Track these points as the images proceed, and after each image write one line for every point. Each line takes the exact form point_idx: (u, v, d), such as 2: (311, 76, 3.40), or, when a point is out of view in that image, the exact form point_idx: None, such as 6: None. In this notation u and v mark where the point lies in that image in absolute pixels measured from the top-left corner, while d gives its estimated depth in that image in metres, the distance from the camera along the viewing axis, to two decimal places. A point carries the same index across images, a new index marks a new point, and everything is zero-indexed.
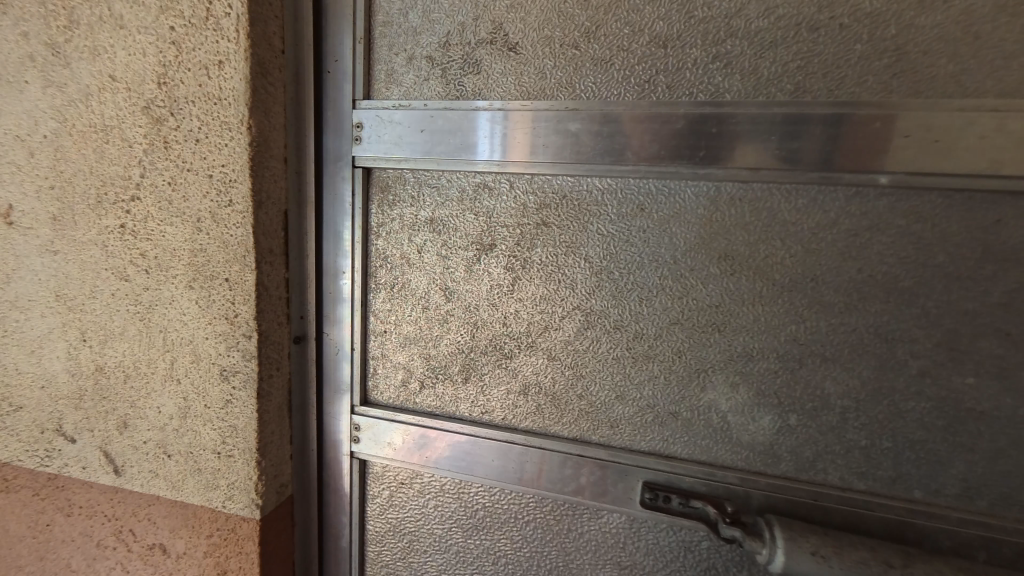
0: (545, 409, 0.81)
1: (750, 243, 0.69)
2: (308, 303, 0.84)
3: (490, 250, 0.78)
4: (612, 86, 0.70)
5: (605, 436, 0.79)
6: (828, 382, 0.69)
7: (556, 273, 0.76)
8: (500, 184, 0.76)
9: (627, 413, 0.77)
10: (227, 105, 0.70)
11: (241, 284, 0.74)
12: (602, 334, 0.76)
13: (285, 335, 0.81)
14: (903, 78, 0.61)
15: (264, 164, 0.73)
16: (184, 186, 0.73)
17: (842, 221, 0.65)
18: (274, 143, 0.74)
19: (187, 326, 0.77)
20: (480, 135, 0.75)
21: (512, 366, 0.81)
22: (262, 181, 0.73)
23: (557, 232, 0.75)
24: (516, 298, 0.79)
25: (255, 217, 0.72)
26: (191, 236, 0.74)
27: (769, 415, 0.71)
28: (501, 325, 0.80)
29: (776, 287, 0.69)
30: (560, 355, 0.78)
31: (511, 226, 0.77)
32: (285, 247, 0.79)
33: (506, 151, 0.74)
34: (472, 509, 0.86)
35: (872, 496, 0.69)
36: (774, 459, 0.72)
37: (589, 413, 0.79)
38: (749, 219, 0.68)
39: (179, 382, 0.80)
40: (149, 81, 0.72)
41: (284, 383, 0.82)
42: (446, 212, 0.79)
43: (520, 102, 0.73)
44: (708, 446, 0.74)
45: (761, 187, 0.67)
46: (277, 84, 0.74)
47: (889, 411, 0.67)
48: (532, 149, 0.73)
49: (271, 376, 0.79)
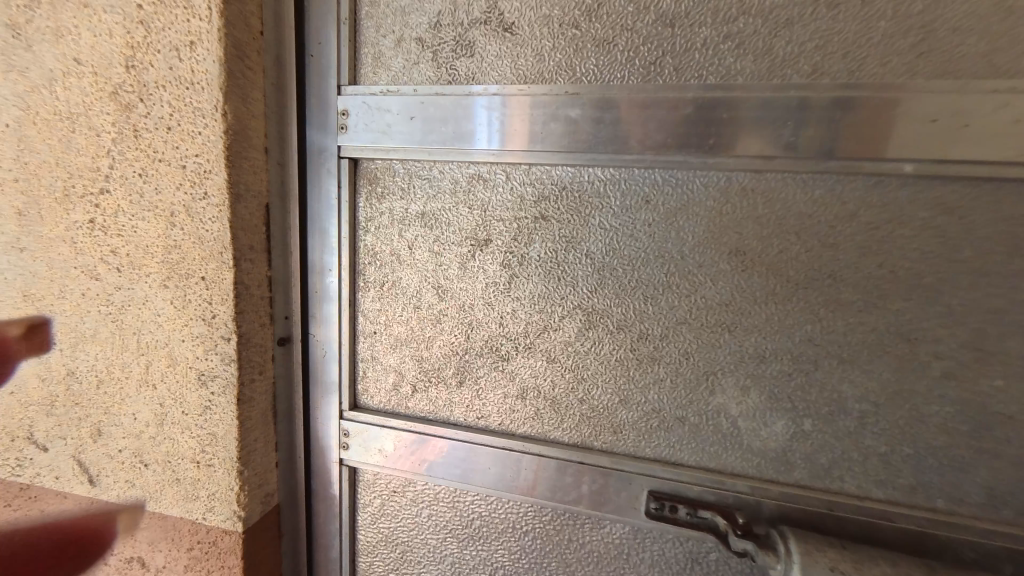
0: (544, 414, 0.77)
1: (763, 237, 0.64)
2: (293, 303, 0.79)
3: (485, 246, 0.74)
4: (616, 69, 0.65)
5: (608, 442, 0.74)
6: (845, 385, 0.65)
7: (556, 270, 0.72)
8: (495, 176, 0.72)
9: (632, 417, 0.73)
10: (200, 90, 0.64)
11: (218, 283, 0.69)
12: (604, 335, 0.72)
13: (268, 338, 0.76)
14: (929, 58, 0.57)
15: (243, 154, 0.68)
16: (156, 178, 0.68)
17: (862, 213, 0.61)
18: (253, 132, 0.69)
19: (163, 328, 0.73)
20: (481, 124, 0.70)
21: (509, 368, 0.77)
22: (241, 173, 0.68)
23: (557, 226, 0.71)
24: (513, 297, 0.74)
25: (233, 212, 0.67)
26: (164, 232, 0.69)
27: (782, 420, 0.67)
28: (497, 325, 0.76)
29: (790, 285, 0.64)
30: (559, 357, 0.74)
31: (508, 220, 0.73)
32: (268, 242, 0.74)
33: (511, 140, 0.69)
34: (468, 519, 0.82)
35: (890, 504, 0.65)
36: (787, 467, 0.68)
37: (591, 418, 0.75)
38: (763, 212, 0.64)
39: (155, 387, 0.75)
40: (117, 64, 0.66)
41: (268, 388, 0.78)
42: (438, 205, 0.75)
43: (518, 87, 0.68)
44: (716, 452, 0.70)
45: (775, 178, 0.63)
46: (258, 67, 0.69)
47: (910, 416, 0.63)
48: (540, 139, 0.68)
49: (253, 381, 0.74)
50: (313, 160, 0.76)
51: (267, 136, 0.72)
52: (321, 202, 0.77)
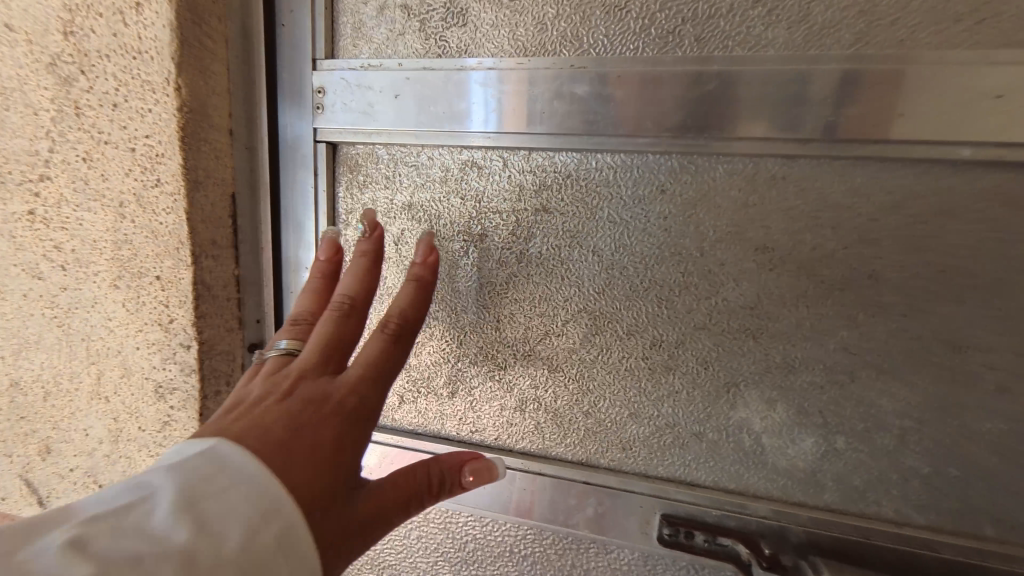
0: (545, 428, 0.69)
1: (794, 231, 0.57)
2: (267, 304, 0.71)
3: (480, 242, 0.67)
4: (628, 39, 0.57)
5: (616, 460, 0.67)
6: (884, 399, 0.57)
7: (559, 269, 0.65)
8: (491, 163, 0.64)
9: (643, 433, 0.65)
10: (148, 60, 0.56)
11: (175, 283, 0.61)
12: (613, 341, 0.64)
13: (237, 344, 0.68)
14: (992, 25, 0.49)
15: (201, 135, 0.59)
16: (102, 162, 0.59)
17: (908, 205, 0.54)
18: (215, 111, 0.61)
19: (114, 333, 0.64)
20: (475, 103, 0.62)
21: (506, 378, 0.70)
22: (199, 157, 0.59)
23: (560, 220, 0.63)
24: (511, 299, 0.67)
25: (190, 202, 0.59)
26: (114, 225, 0.61)
27: (812, 436, 0.60)
28: (494, 330, 0.69)
29: (823, 286, 0.57)
30: (562, 366, 0.67)
31: (505, 212, 0.65)
32: (235, 237, 0.65)
33: (507, 120, 0.61)
34: (461, 541, 0.75)
35: (932, 532, 0.58)
36: (817, 489, 0.61)
37: (598, 433, 0.67)
38: (795, 203, 0.56)
39: (108, 399, 0.67)
40: (54, 31, 0.57)
41: None
42: (427, 195, 0.67)
43: (518, 60, 0.60)
44: (737, 472, 0.63)
45: (809, 164, 0.55)
46: (218, 35, 0.60)
47: (958, 434, 0.56)
48: (541, 118, 0.60)
49: (220, 394, 0.66)
50: (287, 145, 0.68)
51: (232, 116, 0.63)
52: (297, 193, 0.69)
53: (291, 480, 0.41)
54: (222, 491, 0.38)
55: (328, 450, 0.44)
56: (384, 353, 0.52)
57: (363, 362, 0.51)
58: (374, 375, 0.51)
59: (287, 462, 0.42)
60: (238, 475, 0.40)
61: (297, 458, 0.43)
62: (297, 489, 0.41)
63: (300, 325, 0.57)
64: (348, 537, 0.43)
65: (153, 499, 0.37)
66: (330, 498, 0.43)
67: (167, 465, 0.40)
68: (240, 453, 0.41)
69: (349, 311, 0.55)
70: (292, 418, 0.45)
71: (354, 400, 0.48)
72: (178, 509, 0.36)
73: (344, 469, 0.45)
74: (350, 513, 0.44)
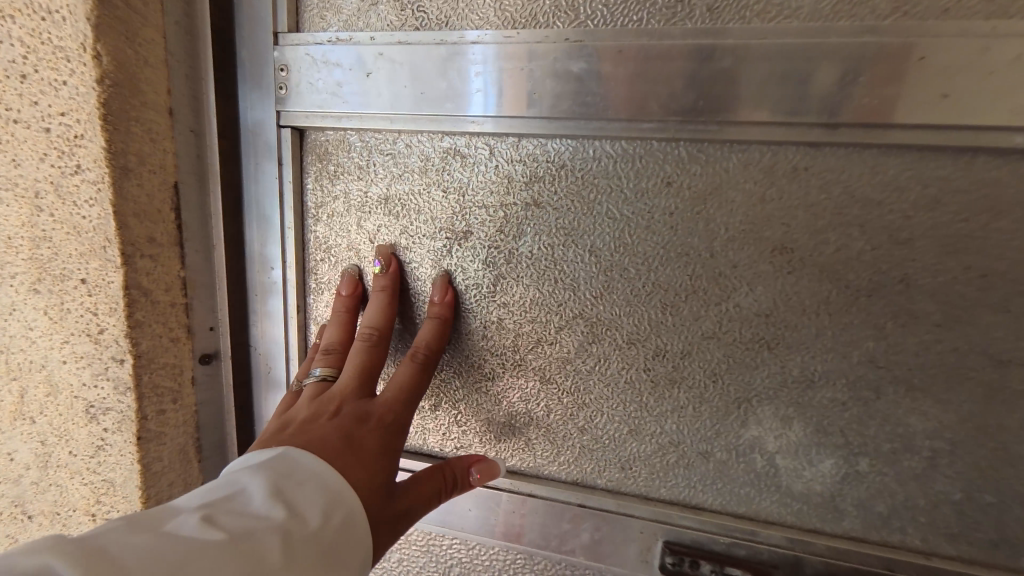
0: (537, 445, 0.63)
1: (817, 230, 0.50)
2: (222, 310, 0.63)
3: (464, 241, 0.60)
4: (630, 9, 0.50)
5: (614, 481, 0.61)
6: (913, 418, 0.51)
7: (552, 271, 0.58)
8: (476, 151, 0.57)
9: (644, 452, 0.59)
10: (61, 23, 0.48)
11: (105, 287, 0.54)
12: (611, 351, 0.58)
13: (184, 356, 0.60)
14: None
15: (132, 114, 0.52)
16: (26, 149, 0.52)
17: (947, 200, 0.47)
18: (148, 86, 0.53)
19: (37, 344, 0.57)
20: (469, 82, 0.54)
21: (494, 390, 0.63)
22: (129, 140, 0.52)
23: (553, 216, 0.56)
24: (498, 304, 0.61)
25: (117, 192, 0.51)
26: (29, 218, 0.54)
27: (831, 458, 0.54)
28: (480, 338, 0.62)
29: (848, 291, 0.50)
30: (555, 378, 0.60)
31: (492, 207, 0.58)
32: (180, 234, 0.58)
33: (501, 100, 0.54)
34: (445, 566, 0.69)
35: (963, 563, 0.52)
36: (836, 515, 0.55)
37: (594, 451, 0.61)
38: (818, 197, 0.50)
39: (32, 420, 0.60)
40: None
41: (189, 420, 0.62)
42: (405, 188, 0.60)
43: (505, 33, 0.53)
44: (747, 495, 0.57)
45: (835, 153, 0.49)
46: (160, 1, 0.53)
47: (995, 456, 0.50)
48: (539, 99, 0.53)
49: (163, 413, 0.59)
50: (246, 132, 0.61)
51: (173, 94, 0.55)
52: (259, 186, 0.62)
53: (354, 477, 0.48)
54: (301, 483, 0.44)
55: (374, 456, 0.51)
56: (413, 378, 0.59)
57: (396, 385, 0.58)
58: (407, 395, 0.58)
59: (349, 464, 0.49)
60: (309, 472, 0.46)
61: (352, 462, 0.49)
62: (359, 487, 0.47)
63: (331, 353, 0.60)
64: (389, 534, 0.49)
65: (238, 490, 0.42)
66: (382, 497, 0.49)
67: (245, 467, 0.45)
68: (309, 456, 0.47)
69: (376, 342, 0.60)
70: (344, 430, 0.52)
71: (393, 416, 0.56)
72: (267, 497, 0.42)
73: (389, 474, 0.51)
74: (392, 513, 0.49)
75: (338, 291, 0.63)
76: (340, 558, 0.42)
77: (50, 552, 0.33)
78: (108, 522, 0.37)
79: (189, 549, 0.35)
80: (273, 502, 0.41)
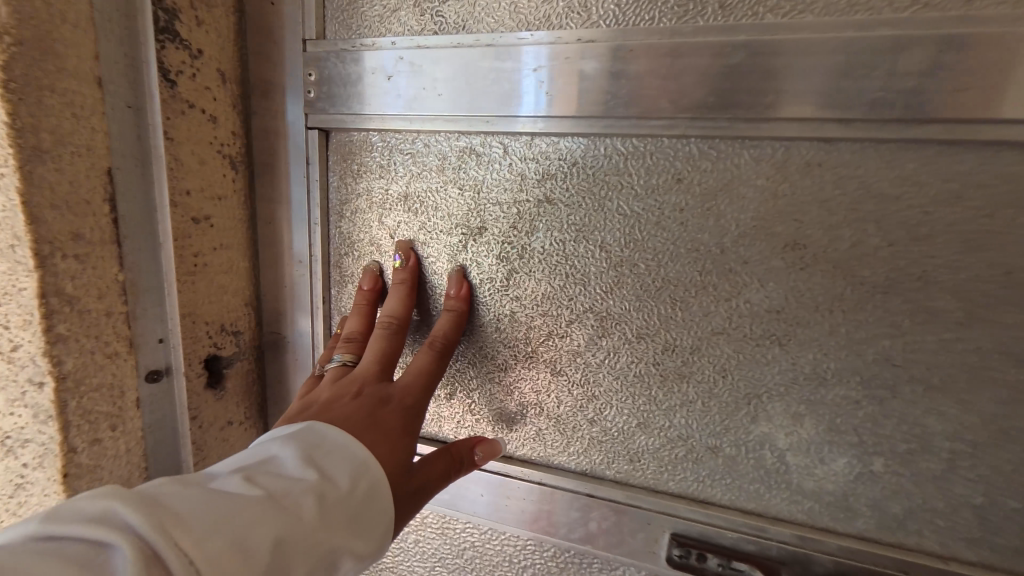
0: (547, 435, 0.65)
1: (831, 226, 0.50)
2: (168, 315, 0.62)
3: (479, 236, 0.62)
4: (642, 8, 0.51)
5: (622, 473, 0.62)
6: (931, 418, 0.50)
7: (564, 266, 0.59)
8: (490, 149, 0.59)
9: (652, 445, 0.60)
10: None
11: (17, 297, 0.50)
12: (621, 345, 0.59)
13: (125, 368, 0.58)
14: None
15: (51, 110, 0.48)
16: None
17: (969, 195, 0.46)
18: (75, 67, 0.49)
19: None
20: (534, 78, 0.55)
21: (506, 381, 0.65)
22: (43, 126, 0.47)
23: (565, 212, 0.58)
24: (511, 297, 0.63)
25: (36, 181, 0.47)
26: None
27: (844, 457, 0.54)
28: (493, 330, 0.65)
29: (864, 288, 0.50)
30: (565, 370, 0.62)
31: (506, 203, 0.60)
32: (115, 229, 0.55)
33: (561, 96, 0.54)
34: (459, 549, 0.72)
35: (983, 568, 0.51)
36: (849, 515, 0.54)
37: (603, 443, 0.62)
38: (832, 193, 0.49)
39: None
40: None
41: (132, 442, 0.60)
42: (424, 186, 0.63)
43: (519, 35, 0.55)
44: (757, 492, 0.57)
45: (850, 148, 0.48)
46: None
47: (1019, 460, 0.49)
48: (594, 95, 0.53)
49: (97, 440, 0.56)
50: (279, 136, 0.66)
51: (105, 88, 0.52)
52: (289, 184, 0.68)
53: (379, 451, 0.51)
54: (330, 453, 0.47)
55: (397, 434, 0.54)
56: (431, 365, 0.62)
57: (417, 371, 0.61)
58: (427, 380, 0.62)
59: (375, 439, 0.52)
60: (337, 444, 0.48)
61: (378, 437, 0.52)
62: (384, 460, 0.51)
63: (353, 342, 0.64)
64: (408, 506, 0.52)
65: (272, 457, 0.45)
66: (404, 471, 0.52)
67: (278, 437, 0.48)
68: (337, 429, 0.50)
69: (395, 331, 0.63)
70: (370, 410, 0.56)
71: (413, 400, 0.60)
72: (302, 462, 0.45)
73: (410, 452, 0.55)
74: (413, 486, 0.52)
75: (360, 285, 0.67)
76: (368, 521, 0.46)
77: (113, 498, 0.35)
78: (154, 480, 0.39)
79: (233, 504, 0.38)
80: (306, 467, 0.44)
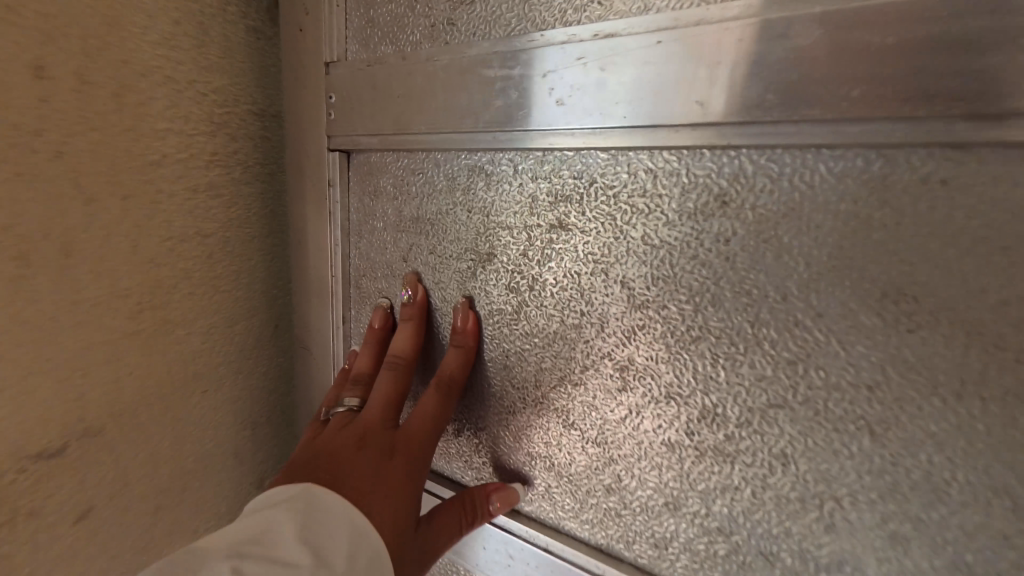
0: (557, 495, 0.56)
1: (959, 270, 0.34)
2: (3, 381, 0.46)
3: (487, 263, 0.56)
4: None
5: (644, 558, 0.51)
6: None
7: (577, 303, 0.51)
8: (499, 167, 0.53)
9: (682, 533, 0.48)
10: None
11: None
12: (644, 404, 0.48)
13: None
14: None
15: None
16: None
17: None
18: None
19: None
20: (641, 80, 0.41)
21: (514, 426, 0.58)
22: None
23: (580, 240, 0.49)
24: (520, 333, 0.56)
25: None
26: None
27: None
28: (501, 367, 0.58)
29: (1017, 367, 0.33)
30: (578, 423, 0.53)
31: (516, 228, 0.53)
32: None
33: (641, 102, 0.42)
34: None
35: None
36: None
37: (621, 517, 0.52)
38: (961, 223, 0.34)
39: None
40: None
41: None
42: (435, 208, 0.59)
43: (529, 37, 0.47)
44: None
45: (993, 157, 0.32)
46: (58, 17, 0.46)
47: None
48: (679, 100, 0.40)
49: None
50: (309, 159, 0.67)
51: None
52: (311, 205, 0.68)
53: (382, 511, 0.50)
54: (327, 523, 0.46)
55: (403, 490, 0.53)
56: (440, 411, 0.57)
57: (425, 417, 0.57)
58: (433, 424, 0.57)
59: (380, 497, 0.51)
60: (333, 512, 0.47)
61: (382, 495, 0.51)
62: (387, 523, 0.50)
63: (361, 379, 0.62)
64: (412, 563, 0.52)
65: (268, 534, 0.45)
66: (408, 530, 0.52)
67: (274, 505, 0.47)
68: (334, 496, 0.49)
69: (399, 372, 0.60)
70: (374, 462, 0.53)
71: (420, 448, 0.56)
72: (298, 540, 0.44)
73: (416, 509, 0.54)
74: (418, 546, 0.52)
75: (371, 322, 0.65)
76: None
77: None
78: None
79: None
80: (302, 546, 0.44)
